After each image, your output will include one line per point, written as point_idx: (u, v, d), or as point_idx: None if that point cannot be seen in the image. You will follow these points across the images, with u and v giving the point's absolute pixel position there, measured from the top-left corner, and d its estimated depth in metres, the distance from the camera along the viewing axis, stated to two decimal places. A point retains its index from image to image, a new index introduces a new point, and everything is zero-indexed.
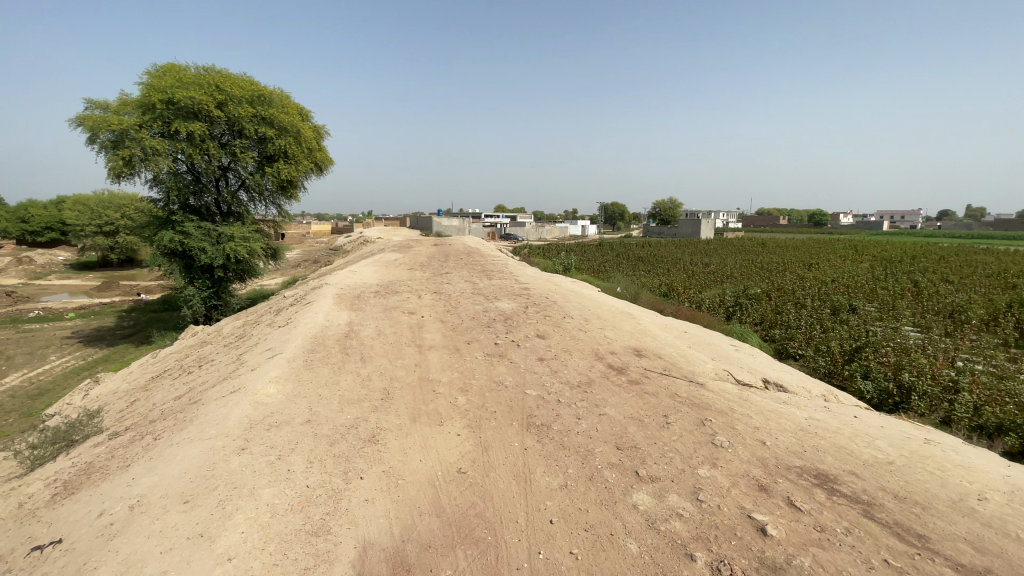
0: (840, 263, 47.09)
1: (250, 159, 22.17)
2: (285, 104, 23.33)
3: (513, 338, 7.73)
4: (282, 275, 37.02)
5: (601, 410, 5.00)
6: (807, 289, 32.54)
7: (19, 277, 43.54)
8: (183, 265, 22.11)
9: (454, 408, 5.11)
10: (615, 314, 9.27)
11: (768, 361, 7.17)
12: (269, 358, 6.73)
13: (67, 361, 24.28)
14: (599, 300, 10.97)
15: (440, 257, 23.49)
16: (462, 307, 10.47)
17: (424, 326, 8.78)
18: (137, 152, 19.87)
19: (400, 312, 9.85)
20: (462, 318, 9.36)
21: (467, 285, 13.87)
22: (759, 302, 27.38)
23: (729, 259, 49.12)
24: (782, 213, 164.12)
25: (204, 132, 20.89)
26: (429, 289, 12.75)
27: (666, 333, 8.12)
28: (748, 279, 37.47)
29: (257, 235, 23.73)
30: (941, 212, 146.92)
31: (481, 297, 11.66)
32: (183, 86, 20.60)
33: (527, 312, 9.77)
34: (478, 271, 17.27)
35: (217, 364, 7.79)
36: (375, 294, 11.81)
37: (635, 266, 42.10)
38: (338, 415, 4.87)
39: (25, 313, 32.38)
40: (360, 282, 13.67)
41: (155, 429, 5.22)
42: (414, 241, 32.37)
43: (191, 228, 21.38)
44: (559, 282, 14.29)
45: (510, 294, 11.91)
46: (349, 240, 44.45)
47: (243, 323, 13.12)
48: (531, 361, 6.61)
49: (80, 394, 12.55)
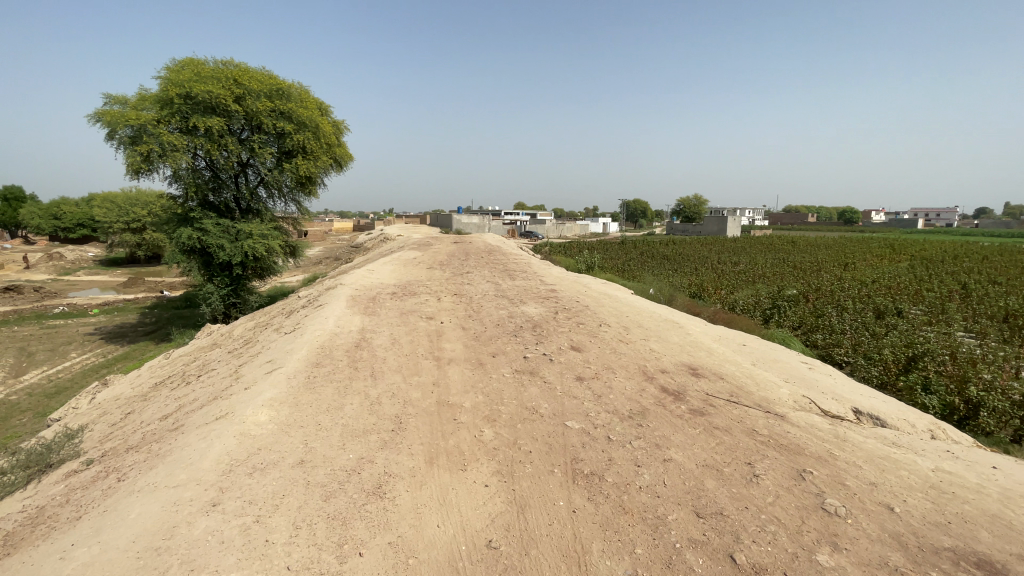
0: (878, 263, 44.75)
1: (268, 154, 21.62)
2: (304, 99, 22.71)
3: (545, 351, 6.73)
4: (302, 272, 36.77)
5: (665, 453, 3.98)
6: (846, 291, 30.73)
7: (50, 273, 44.46)
8: (202, 262, 21.73)
9: (479, 445, 4.14)
10: (659, 323, 8.19)
11: (851, 385, 6.04)
12: (267, 372, 5.86)
13: (88, 358, 24.29)
14: (637, 305, 9.90)
15: (460, 255, 22.59)
16: (485, 311, 9.49)
17: (443, 334, 7.84)
18: (155, 148, 19.48)
19: (417, 318, 8.93)
20: (485, 325, 8.39)
21: (490, 286, 12.90)
22: (796, 304, 25.82)
23: (760, 258, 47.20)
24: (810, 210, 159.25)
25: (223, 127, 20.41)
26: (449, 291, 11.82)
27: (724, 346, 7.03)
28: (782, 280, 35.71)
29: (276, 232, 23.22)
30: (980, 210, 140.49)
31: (505, 300, 10.67)
32: (201, 80, 20.16)
33: (558, 318, 8.76)
34: (501, 271, 16.28)
35: (216, 376, 6.99)
36: (391, 296, 10.96)
37: (661, 265, 40.67)
38: (338, 454, 3.95)
39: (51, 308, 32.74)
40: (377, 283, 12.86)
41: (126, 464, 4.39)
42: (433, 238, 31.68)
43: (210, 225, 20.94)
44: (590, 283, 13.19)
45: (537, 298, 10.89)
46: (369, 237, 44.08)
47: (255, 325, 12.44)
48: (569, 382, 5.60)
49: (87, 398, 12.07)
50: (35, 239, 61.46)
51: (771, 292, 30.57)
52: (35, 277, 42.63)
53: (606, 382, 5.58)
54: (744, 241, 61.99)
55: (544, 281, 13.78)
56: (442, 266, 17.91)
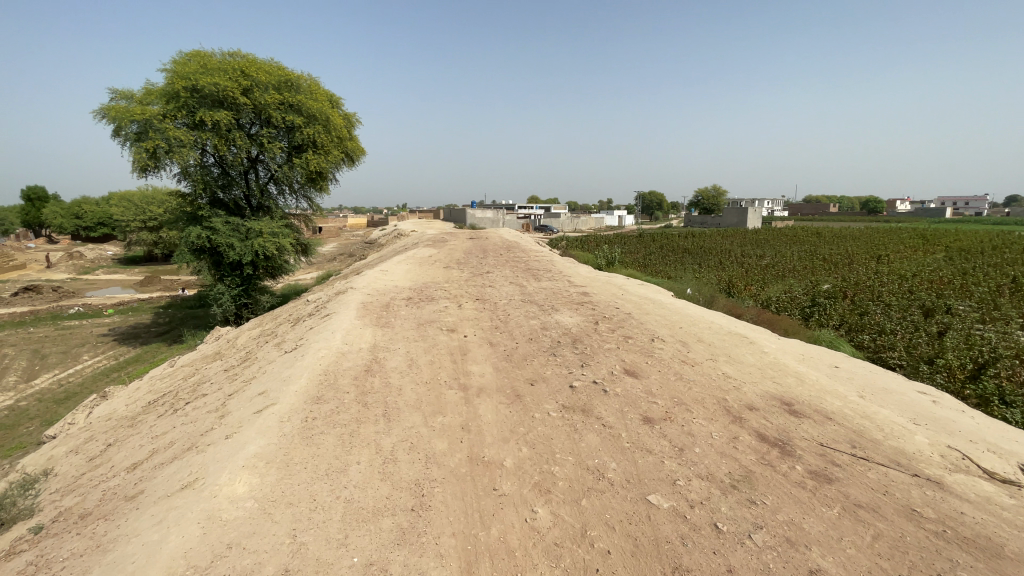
0: (912, 255, 42.58)
1: (278, 149, 20.65)
2: (314, 91, 21.67)
3: (596, 376, 5.52)
4: (316, 270, 36.08)
5: (807, 560, 2.80)
6: (885, 285, 28.94)
7: (69, 272, 44.58)
8: (212, 262, 20.90)
9: (536, 540, 2.96)
10: (724, 337, 6.95)
11: (992, 425, 4.82)
12: (257, 411, 4.72)
13: (100, 361, 23.76)
14: (689, 310, 8.66)
15: (478, 252, 21.47)
16: (514, 320, 8.30)
17: (469, 352, 6.67)
18: (162, 144, 18.61)
19: (436, 330, 7.77)
20: (516, 339, 7.23)
21: (514, 288, 11.72)
22: (833, 301, 24.23)
23: (787, 251, 45.23)
24: (832, 200, 154.93)
25: (230, 121, 19.46)
26: (471, 295, 10.67)
27: (814, 370, 5.78)
28: (814, 274, 33.90)
29: (287, 229, 22.27)
30: (1011, 199, 135.36)
31: (534, 305, 9.51)
32: (208, 72, 19.26)
33: (600, 330, 7.56)
34: (523, 270, 15.07)
35: (201, 406, 5.89)
36: (406, 302, 9.85)
37: (684, 259, 39.11)
38: (338, 557, 2.79)
39: (66, 309, 32.45)
40: (391, 285, 11.74)
41: (60, 554, 3.29)
42: (448, 234, 30.60)
43: (219, 224, 20.10)
44: (624, 283, 11.95)
45: (569, 303, 9.69)
46: (383, 233, 43.20)
47: (261, 334, 11.44)
48: (636, 425, 4.40)
49: (84, 412, 11.26)
50: (57, 237, 61.89)
51: (804, 288, 28.93)
52: (53, 276, 42.68)
53: (683, 426, 4.39)
54: (768, 233, 59.84)
55: (573, 282, 12.55)
56: (460, 265, 16.80)
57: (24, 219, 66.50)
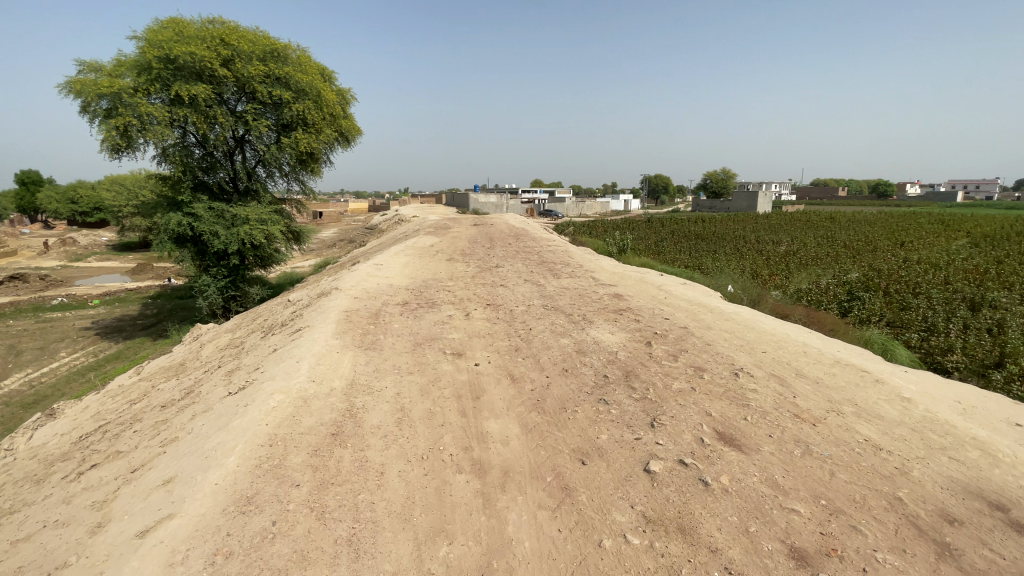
0: (937, 241, 40.41)
1: (264, 128, 18.54)
2: (304, 63, 19.45)
3: (682, 449, 3.69)
4: (313, 257, 34.23)
5: None
6: (918, 275, 26.90)
7: (60, 259, 42.89)
8: (196, 252, 18.99)
9: None
10: (836, 373, 5.14)
11: None
12: (141, 532, 2.92)
13: (78, 358, 22.07)
14: (762, 324, 6.83)
15: (482, 241, 19.54)
16: (538, 336, 6.44)
17: (485, 392, 4.85)
18: (134, 122, 16.56)
19: (439, 352, 5.94)
20: (546, 368, 5.40)
21: (530, 288, 9.85)
22: (868, 294, 22.24)
23: (804, 236, 43.03)
24: (841, 184, 151.80)
25: (210, 96, 17.38)
26: (480, 298, 8.80)
27: (998, 440, 4.06)
28: (838, 262, 31.85)
29: (277, 216, 20.28)
30: (1021, 182, 132.34)
31: (561, 313, 7.66)
32: (183, 40, 17.14)
33: (657, 354, 5.71)
34: (536, 264, 13.12)
35: (97, 485, 4.09)
36: (402, 308, 8.01)
37: (700, 245, 37.12)
38: None
39: (49, 299, 30.70)
40: (385, 285, 9.87)
41: None
42: (451, 221, 28.66)
43: (201, 209, 18.12)
44: (663, 282, 10.08)
45: (603, 310, 7.83)
46: (384, 218, 41.25)
47: (230, 343, 9.64)
48: (783, 572, 2.64)
49: (24, 436, 9.54)
50: (53, 223, 60.38)
51: (830, 279, 26.92)
52: (44, 264, 41.04)
53: (861, 573, 2.64)
54: (781, 218, 57.46)
55: (599, 279, 10.63)
56: (465, 256, 14.96)
57: (20, 205, 64.60)
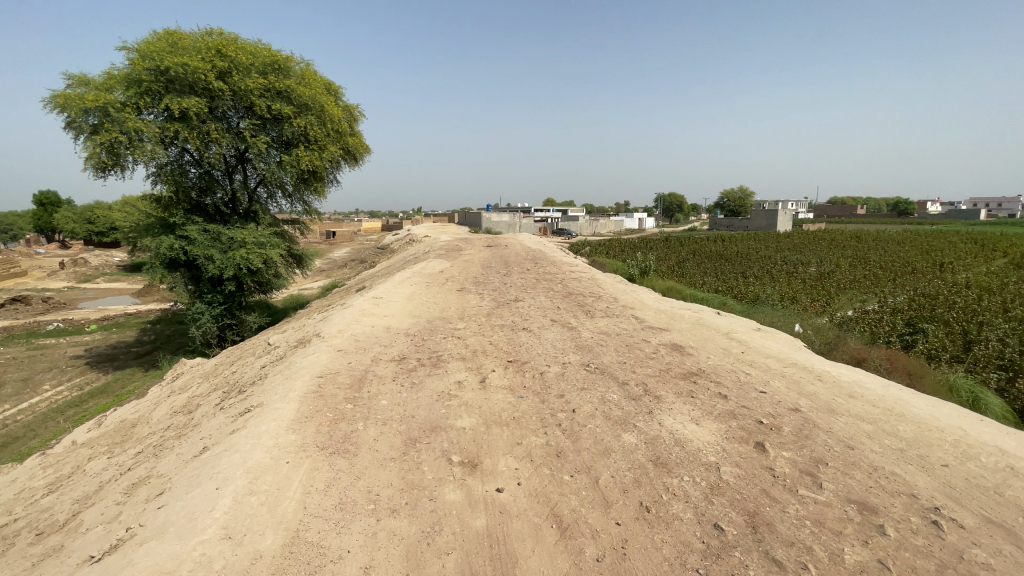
0: (978, 262, 37.70)
1: (263, 144, 16.86)
2: (307, 76, 17.93)
3: None
4: (318, 280, 32.63)
5: None
6: (974, 300, 24.37)
7: (67, 280, 41.97)
8: (189, 277, 17.24)
9: None
10: None
11: None
12: None
13: (61, 392, 20.39)
14: (907, 407, 4.81)
15: (497, 266, 17.65)
16: (587, 425, 4.43)
17: (520, 562, 2.88)
18: (122, 138, 14.92)
19: (442, 456, 3.97)
20: (611, 498, 3.41)
21: (561, 334, 7.81)
22: (927, 323, 19.84)
23: (835, 257, 40.59)
24: (860, 202, 148.47)
25: (205, 110, 15.80)
26: (498, 351, 6.78)
27: None
28: (879, 286, 29.37)
29: (277, 238, 18.49)
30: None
31: (610, 377, 5.63)
32: (177, 52, 15.70)
33: (783, 472, 3.70)
34: (562, 297, 11.13)
35: None
36: (397, 369, 6.04)
37: (727, 267, 34.90)
38: None
39: (44, 324, 29.26)
40: (380, 330, 7.94)
41: None
42: (463, 242, 26.88)
43: (195, 232, 16.40)
44: (728, 325, 8.06)
45: (666, 374, 5.79)
46: (394, 239, 39.78)
47: (185, 404, 7.73)
48: None
49: None
50: (71, 243, 60.42)
51: (875, 306, 24.52)
52: (51, 285, 40.17)
53: None
54: (803, 237, 55.00)
55: (644, 320, 8.63)
56: (479, 285, 13.04)
57: (36, 225, 64.12)
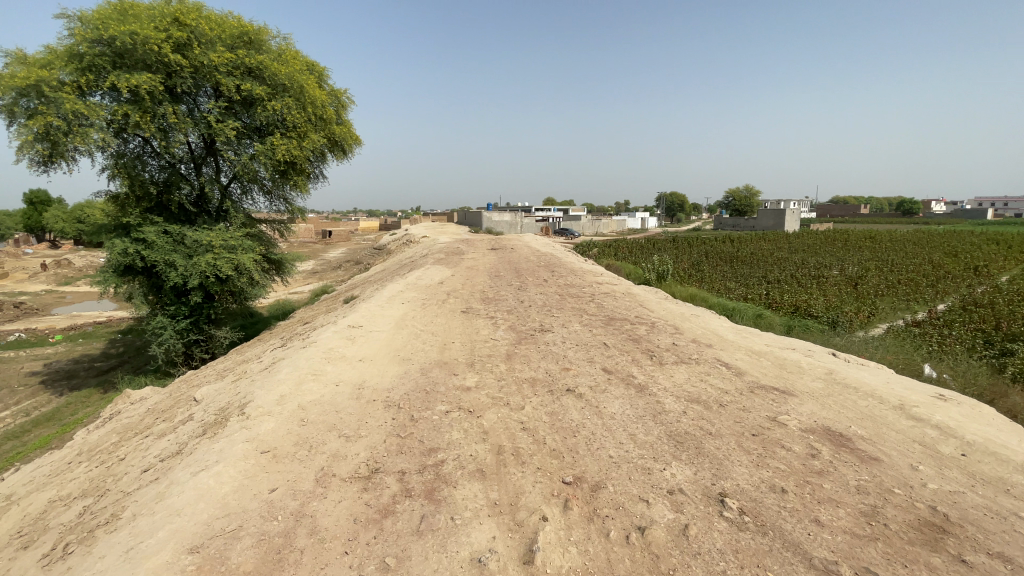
0: (1013, 264, 34.93)
1: (232, 132, 13.13)
2: (284, 52, 14.23)
3: None
4: (308, 283, 29.84)
5: None
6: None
7: (44, 283, 39.04)
8: (149, 286, 13.74)
9: None
10: None
11: None
12: None
13: (3, 419, 17.40)
14: None
15: (507, 275, 14.79)
16: None
17: None
18: (60, 124, 11.12)
19: None
20: None
21: (632, 402, 4.97)
22: (1002, 337, 17.11)
23: (861, 258, 37.93)
24: (863, 202, 146.70)
25: (162, 91, 12.08)
26: (541, 449, 3.93)
27: None
28: (918, 290, 26.60)
29: (252, 242, 14.89)
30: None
31: (786, 545, 2.83)
32: (124, 18, 11.97)
33: None
34: (606, 326, 8.28)
35: None
36: (359, 508, 3.17)
37: (748, 270, 32.34)
38: None
39: (4, 336, 26.27)
40: (346, 397, 5.05)
41: None
42: (464, 243, 23.98)
43: (152, 235, 12.93)
44: (885, 386, 5.26)
45: (886, 534, 2.96)
46: (391, 240, 37.00)
47: (38, 522, 4.77)
48: None
49: None
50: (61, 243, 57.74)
51: (925, 314, 21.85)
52: (28, 287, 37.34)
53: None
54: (818, 236, 52.36)
55: (748, 374, 5.77)
56: (491, 305, 10.24)
57: (26, 223, 60.86)
